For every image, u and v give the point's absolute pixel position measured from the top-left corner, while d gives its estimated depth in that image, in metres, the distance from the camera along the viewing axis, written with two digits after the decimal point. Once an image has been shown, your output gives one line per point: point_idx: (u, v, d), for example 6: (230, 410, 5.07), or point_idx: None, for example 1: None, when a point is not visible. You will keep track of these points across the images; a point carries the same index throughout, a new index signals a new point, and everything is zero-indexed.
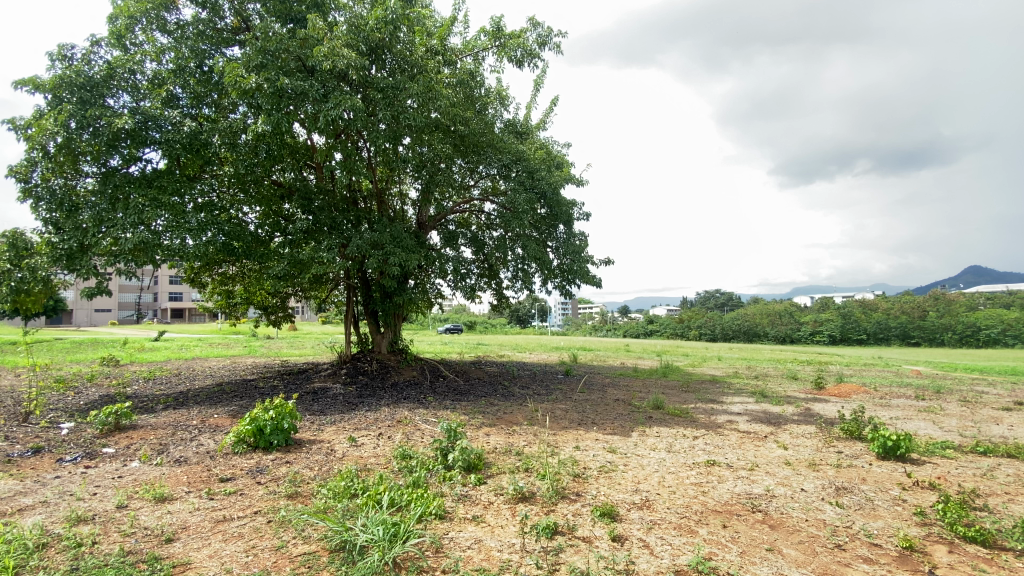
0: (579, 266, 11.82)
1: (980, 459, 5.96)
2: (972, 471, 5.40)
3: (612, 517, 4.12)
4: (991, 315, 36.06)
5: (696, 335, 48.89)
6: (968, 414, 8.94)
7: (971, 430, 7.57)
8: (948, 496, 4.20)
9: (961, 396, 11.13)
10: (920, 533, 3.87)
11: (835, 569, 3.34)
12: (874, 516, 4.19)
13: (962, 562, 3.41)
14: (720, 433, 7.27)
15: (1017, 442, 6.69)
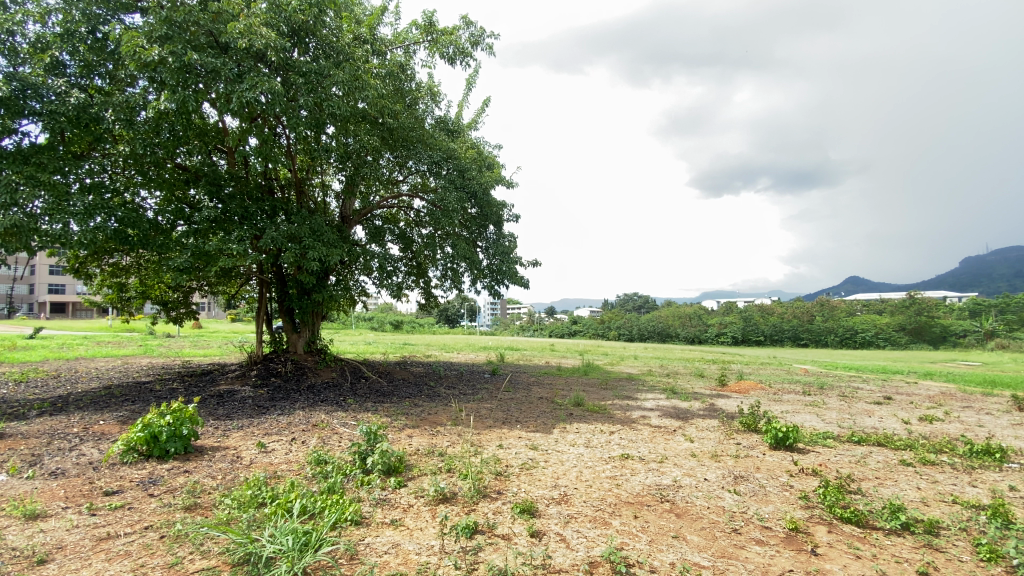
0: (508, 266, 11.93)
1: (853, 447, 6.74)
2: (848, 458, 6.11)
3: (531, 513, 4.19)
4: (865, 320, 41.03)
5: (616, 336, 51.25)
6: (844, 407, 10.14)
7: (847, 421, 8.59)
8: (828, 481, 4.71)
9: (839, 391, 12.60)
10: (804, 515, 4.30)
11: (731, 552, 3.62)
12: (765, 501, 4.61)
13: (839, 541, 3.83)
14: (634, 428, 7.66)
15: (883, 432, 7.66)
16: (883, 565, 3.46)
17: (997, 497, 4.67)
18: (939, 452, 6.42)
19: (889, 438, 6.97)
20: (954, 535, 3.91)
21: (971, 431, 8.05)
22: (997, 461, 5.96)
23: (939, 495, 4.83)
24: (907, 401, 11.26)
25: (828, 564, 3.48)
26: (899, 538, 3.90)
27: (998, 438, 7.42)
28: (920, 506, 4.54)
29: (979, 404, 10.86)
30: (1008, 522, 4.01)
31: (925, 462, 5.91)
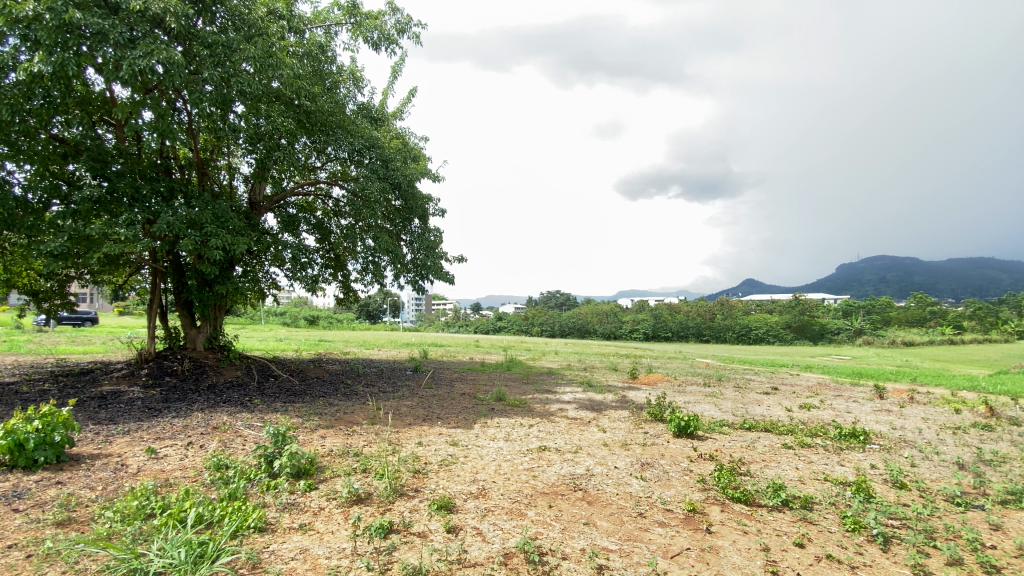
0: (432, 261, 11.79)
1: (745, 433, 7.43)
2: (740, 443, 6.73)
3: (448, 509, 4.18)
4: (759, 318, 45.30)
5: (538, 332, 52.69)
6: (739, 397, 11.14)
7: (740, 410, 9.46)
8: (723, 465, 5.15)
9: (735, 383, 13.83)
10: (702, 497, 4.67)
11: (636, 535, 3.84)
12: (668, 486, 4.95)
13: (730, 519, 4.21)
14: (552, 420, 7.89)
15: (770, 419, 8.51)
16: (766, 538, 3.85)
17: (859, 474, 5.36)
18: (814, 435, 7.25)
19: (775, 424, 7.76)
20: (825, 508, 4.44)
21: (840, 416, 9.18)
22: (860, 443, 6.83)
23: (813, 473, 5.47)
24: (790, 390, 12.60)
25: (721, 540, 3.81)
26: (779, 513, 4.35)
27: (860, 422, 8.52)
28: (798, 484, 5.10)
29: (847, 393, 12.41)
30: (867, 495, 4.62)
31: (803, 445, 6.65)
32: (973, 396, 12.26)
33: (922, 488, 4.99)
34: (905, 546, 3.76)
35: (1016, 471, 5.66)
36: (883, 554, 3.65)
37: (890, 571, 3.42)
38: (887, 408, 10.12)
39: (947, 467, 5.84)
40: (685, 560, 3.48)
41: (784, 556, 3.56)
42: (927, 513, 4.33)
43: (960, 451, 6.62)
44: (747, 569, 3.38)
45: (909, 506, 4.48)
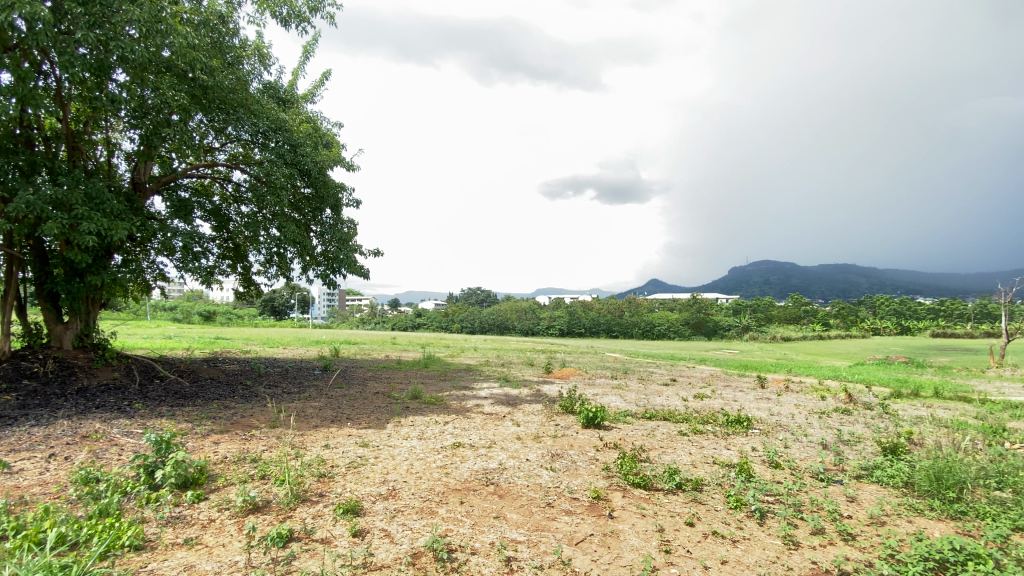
0: (345, 254, 11.28)
1: (646, 422, 7.95)
2: (642, 432, 7.19)
3: (355, 512, 4.03)
4: (663, 316, 48.66)
5: (458, 328, 52.61)
6: (643, 388, 11.92)
7: (643, 400, 10.12)
8: (625, 454, 5.47)
9: (639, 375, 14.77)
10: (606, 484, 4.92)
11: (544, 525, 3.96)
12: (575, 475, 5.16)
13: (631, 503, 4.48)
14: (467, 416, 7.90)
15: (669, 408, 9.18)
16: (661, 520, 4.14)
17: (742, 456, 5.95)
18: (706, 422, 7.93)
19: (673, 413, 8.39)
20: (713, 489, 4.87)
21: (728, 404, 10.14)
22: (744, 427, 7.60)
23: (704, 457, 5.98)
24: (687, 381, 13.69)
25: (621, 524, 4.04)
26: (674, 495, 4.70)
27: (744, 409, 9.47)
28: (691, 468, 5.54)
29: (734, 383, 13.76)
30: (748, 476, 5.14)
31: (696, 431, 7.25)
32: (834, 384, 14.12)
33: (793, 467, 5.66)
34: (778, 518, 4.24)
35: (865, 449, 6.60)
36: (759, 527, 4.08)
37: (764, 542, 3.82)
38: (766, 396, 11.35)
39: (813, 447, 6.66)
40: (589, 546, 3.65)
41: (676, 535, 3.85)
42: (796, 489, 4.90)
43: (823, 433, 7.58)
44: (644, 550, 3.62)
45: (781, 483, 5.05)
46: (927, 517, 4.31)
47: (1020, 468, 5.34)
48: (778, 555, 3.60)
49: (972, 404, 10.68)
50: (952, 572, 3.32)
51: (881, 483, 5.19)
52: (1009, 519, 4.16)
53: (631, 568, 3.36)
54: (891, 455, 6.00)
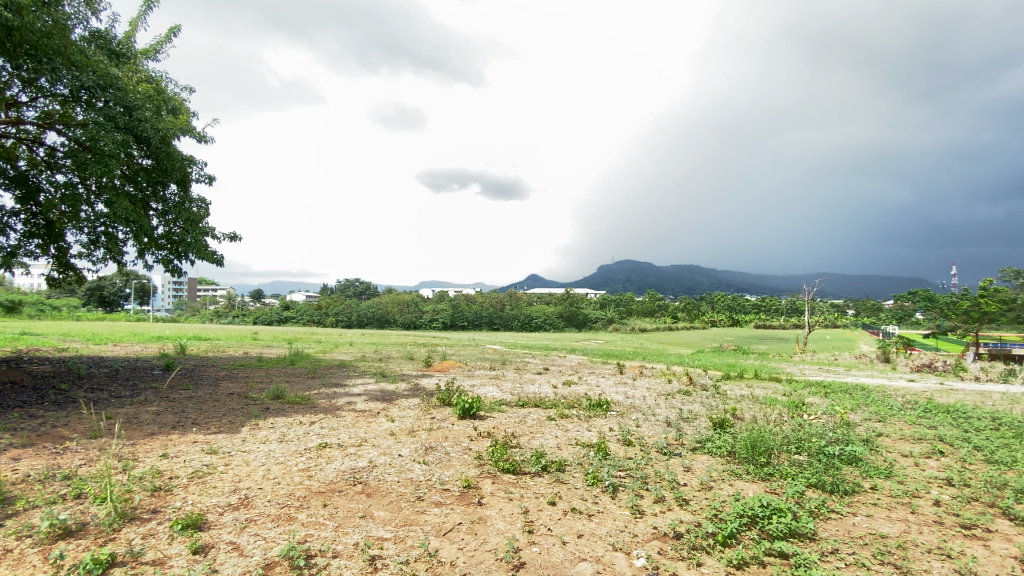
0: (194, 238, 9.99)
1: (518, 410, 8.27)
2: (514, 419, 7.47)
3: (198, 526, 3.61)
4: (540, 309, 50.79)
5: (332, 322, 49.44)
6: (517, 378, 12.38)
7: (517, 389, 10.50)
8: (496, 441, 5.65)
9: (515, 365, 15.32)
10: (476, 472, 5.03)
11: (412, 519, 3.92)
12: (447, 466, 5.18)
13: (499, 489, 4.63)
14: (336, 415, 7.49)
15: (540, 396, 9.65)
16: (527, 502, 4.35)
17: (601, 436, 6.49)
18: (572, 407, 8.49)
19: (543, 400, 8.84)
20: (574, 468, 5.24)
21: (593, 390, 10.98)
22: (604, 410, 8.29)
23: (569, 439, 6.41)
24: (557, 370, 14.53)
25: (489, 510, 4.15)
26: (540, 477, 4.97)
27: (606, 394, 10.33)
28: (556, 450, 5.90)
29: (598, 370, 14.93)
30: (605, 454, 5.62)
31: (563, 416, 7.73)
32: (680, 369, 16.04)
33: (642, 443, 6.32)
34: (627, 490, 4.70)
35: (700, 424, 7.61)
36: (612, 500, 4.48)
37: (615, 513, 4.21)
38: (625, 381, 12.51)
39: (660, 424, 7.50)
40: (456, 534, 3.69)
41: (539, 515, 4.07)
42: (644, 463, 5.48)
43: (669, 412, 8.58)
44: (509, 532, 3.76)
45: (632, 459, 5.61)
46: (744, 480, 5.10)
47: (812, 435, 6.57)
48: (626, 524, 3.99)
49: (781, 384, 12.89)
50: (758, 524, 3.97)
51: (712, 452, 6.02)
52: (801, 476, 5.10)
53: (495, 551, 3.47)
54: (720, 428, 7.00)
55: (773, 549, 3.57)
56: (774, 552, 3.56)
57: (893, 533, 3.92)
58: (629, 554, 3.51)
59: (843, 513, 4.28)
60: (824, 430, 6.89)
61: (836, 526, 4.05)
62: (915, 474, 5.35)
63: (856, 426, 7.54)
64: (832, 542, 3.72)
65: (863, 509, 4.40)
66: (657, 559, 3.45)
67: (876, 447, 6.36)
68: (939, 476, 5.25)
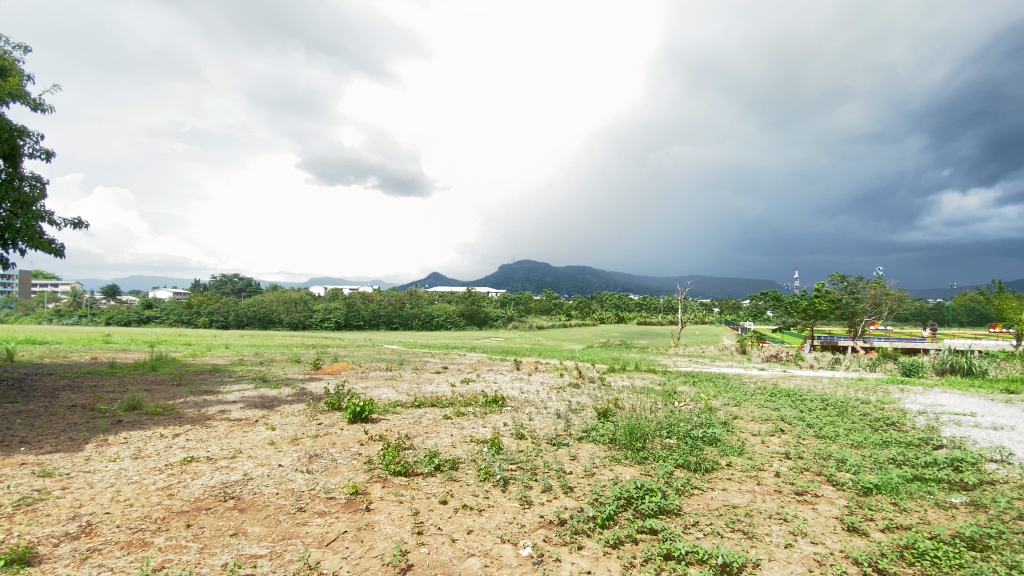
0: (25, 224, 8.43)
1: (413, 410, 8.12)
2: (409, 420, 7.33)
3: (23, 562, 3.06)
4: (441, 308, 50.31)
5: (206, 323, 44.49)
6: (414, 378, 12.14)
7: (413, 390, 10.31)
8: (387, 444, 5.50)
9: (412, 365, 15.02)
10: (365, 477, 4.85)
11: (292, 532, 3.68)
12: (333, 473, 4.94)
13: (389, 492, 4.52)
14: (207, 425, 6.77)
15: (436, 395, 9.56)
16: (417, 503, 4.29)
17: (495, 431, 6.61)
18: (467, 405, 8.53)
19: (440, 399, 8.78)
20: (467, 465, 5.28)
21: (490, 387, 11.13)
22: (499, 406, 8.45)
23: (463, 437, 6.43)
24: (456, 369, 14.52)
25: (377, 515, 4.02)
26: (432, 477, 4.93)
27: (502, 390, 10.54)
28: (449, 449, 5.89)
29: (496, 367, 15.19)
30: (498, 449, 5.73)
31: (458, 414, 7.73)
32: (572, 364, 16.87)
33: (534, 436, 6.56)
34: (517, 482, 4.85)
35: (587, 415, 8.09)
36: (502, 493, 4.59)
37: (505, 505, 4.32)
38: (521, 377, 12.86)
39: (551, 417, 7.83)
40: (341, 544, 3.53)
41: (429, 515, 4.04)
42: (534, 455, 5.68)
43: (560, 405, 8.98)
44: (397, 536, 3.68)
45: (523, 452, 5.78)
46: (623, 465, 5.51)
47: (682, 420, 7.30)
48: (515, 515, 4.11)
49: (659, 375, 14.13)
50: (633, 504, 4.33)
51: (597, 440, 6.43)
52: (671, 458, 5.63)
53: (382, 556, 3.38)
54: (604, 418, 7.50)
55: (645, 527, 3.91)
56: (646, 529, 3.90)
57: (742, 503, 4.49)
58: (516, 545, 3.62)
59: (704, 489, 4.81)
60: (692, 415, 7.69)
61: (698, 500, 4.53)
62: (762, 450, 6.18)
63: (717, 411, 8.52)
64: (694, 515, 4.17)
65: (721, 484, 4.98)
66: (542, 547, 3.60)
67: (733, 428, 7.25)
68: (779, 451, 6.12)
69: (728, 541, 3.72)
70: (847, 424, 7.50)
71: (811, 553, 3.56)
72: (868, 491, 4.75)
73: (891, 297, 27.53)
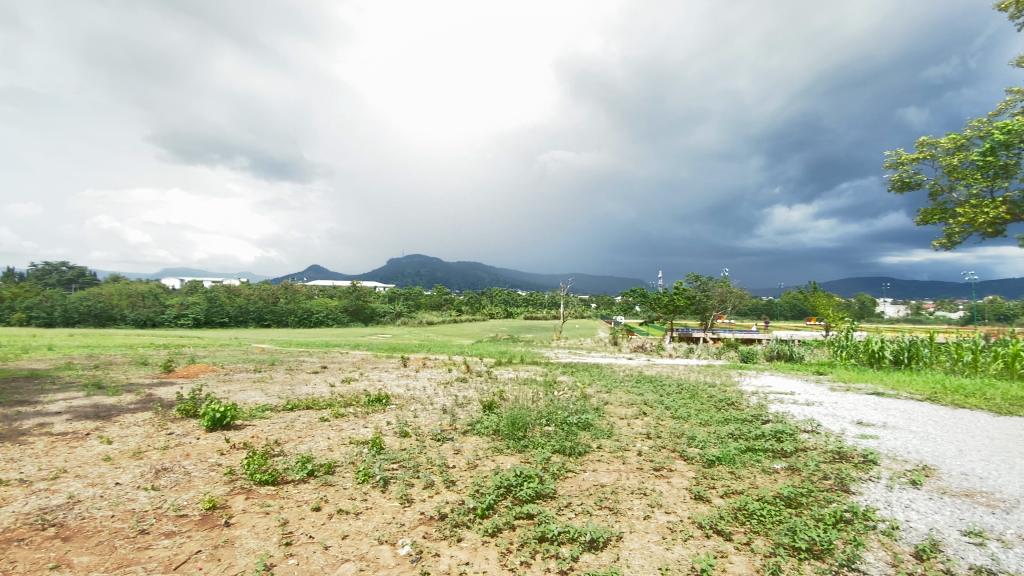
0: None
1: (286, 414, 7.54)
2: (279, 425, 6.79)
3: None
4: (320, 303, 47.24)
5: (17, 319, 36.78)
6: (287, 379, 11.28)
7: (286, 391, 9.58)
8: (253, 451, 5.04)
9: (285, 365, 13.94)
10: (226, 490, 4.40)
11: (132, 558, 3.23)
12: (186, 488, 4.41)
13: (253, 504, 4.15)
14: (17, 442, 5.62)
15: (312, 396, 8.99)
16: (286, 513, 4.00)
17: (376, 431, 6.39)
18: (348, 405, 8.14)
19: (316, 401, 8.27)
20: (344, 468, 5.05)
21: (372, 385, 10.76)
22: (382, 405, 8.21)
23: (341, 439, 6.13)
24: (337, 367, 13.78)
25: (238, 529, 3.68)
26: (304, 484, 4.63)
27: (386, 388, 10.23)
28: (326, 452, 5.58)
29: (380, 365, 14.71)
30: (379, 448, 5.57)
31: (337, 415, 7.34)
32: (458, 359, 16.96)
33: (418, 433, 6.47)
34: (397, 481, 4.75)
35: (472, 408, 8.19)
36: (381, 494, 4.46)
37: (384, 506, 4.21)
38: (406, 374, 12.62)
39: (436, 413, 7.79)
40: (192, 565, 3.18)
41: (299, 524, 3.80)
42: (417, 452, 5.61)
43: (446, 400, 8.97)
44: (261, 549, 3.40)
45: (406, 450, 5.68)
46: (505, 454, 5.68)
47: (560, 408, 7.73)
48: (394, 515, 4.03)
49: (541, 367, 14.80)
50: (512, 492, 4.49)
51: (480, 432, 6.54)
52: (550, 444, 5.94)
53: (242, 574, 3.10)
54: (488, 410, 7.65)
55: (522, 513, 4.08)
56: (523, 514, 4.07)
57: (609, 481, 4.89)
58: (394, 545, 3.55)
59: (577, 471, 5.15)
60: (569, 403, 8.18)
61: (572, 482, 4.84)
62: (628, 432, 6.79)
63: (591, 398, 9.16)
64: (567, 497, 4.44)
65: (591, 465, 5.37)
66: (421, 543, 3.58)
67: (605, 413, 7.86)
68: (643, 432, 6.78)
69: (596, 518, 4.03)
70: (698, 405, 8.55)
71: (665, 522, 4.00)
72: (712, 462, 5.46)
73: (736, 294, 31.78)
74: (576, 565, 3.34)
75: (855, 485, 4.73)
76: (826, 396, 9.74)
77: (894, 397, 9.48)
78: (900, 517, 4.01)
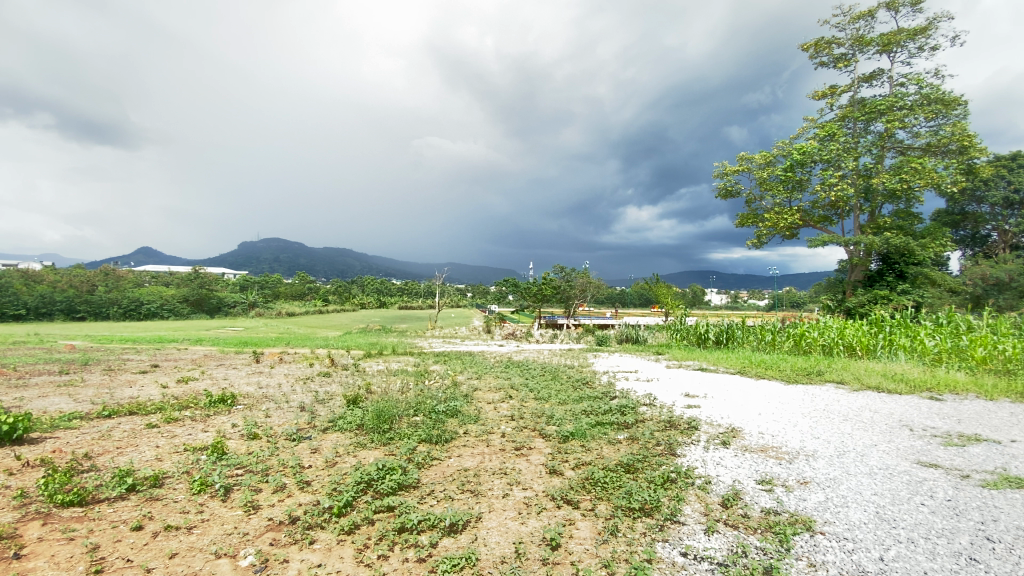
0: None
1: (101, 422, 6.43)
2: (92, 435, 5.78)
3: None
4: (153, 292, 40.83)
5: None
6: (105, 381, 9.61)
7: (103, 395, 8.17)
8: (53, 469, 4.23)
9: (103, 365, 11.83)
10: (12, 518, 3.64)
11: None
12: None
13: (53, 530, 3.49)
14: None
15: (138, 400, 7.79)
16: (97, 537, 3.44)
17: (218, 435, 5.77)
18: (184, 408, 7.22)
19: (143, 405, 7.19)
20: (176, 479, 4.47)
21: (216, 384, 9.66)
22: (227, 406, 7.42)
23: (174, 447, 5.42)
24: (172, 366, 12.09)
25: (31, 562, 3.08)
26: (123, 501, 4.01)
27: (233, 386, 9.26)
28: (152, 463, 4.89)
29: (228, 361, 13.24)
30: (220, 454, 5.03)
31: (170, 421, 6.46)
32: (322, 352, 15.96)
33: (270, 434, 5.98)
34: (242, 488, 4.35)
35: (334, 403, 7.79)
36: (222, 503, 4.06)
37: (224, 516, 3.83)
38: (259, 370, 11.54)
39: (292, 411, 7.27)
40: None
41: (114, 548, 3.29)
42: (267, 455, 5.18)
43: (304, 396, 8.40)
44: None
45: (254, 454, 5.22)
46: (367, 449, 5.52)
47: (428, 398, 7.72)
48: (236, 525, 3.70)
49: (411, 357, 14.55)
50: (373, 486, 4.40)
51: (341, 429, 6.25)
52: (415, 435, 5.91)
53: None
54: (351, 405, 7.35)
55: (382, 506, 4.02)
56: (383, 507, 4.02)
57: (472, 465, 5.03)
58: (235, 557, 3.26)
59: (442, 458, 5.21)
60: (437, 392, 8.20)
61: (435, 470, 4.88)
62: (494, 416, 7.04)
63: (461, 385, 9.29)
64: (429, 485, 4.48)
65: (456, 451, 5.47)
66: (267, 551, 3.34)
67: (472, 399, 8.04)
68: (507, 415, 7.07)
69: (457, 503, 4.13)
70: (558, 387, 9.16)
71: (521, 498, 4.25)
72: (567, 438, 5.92)
73: (597, 284, 34.54)
74: (434, 551, 3.39)
75: (681, 448, 5.50)
76: (663, 373, 11.11)
77: (716, 373, 11.13)
78: (713, 473, 4.77)
